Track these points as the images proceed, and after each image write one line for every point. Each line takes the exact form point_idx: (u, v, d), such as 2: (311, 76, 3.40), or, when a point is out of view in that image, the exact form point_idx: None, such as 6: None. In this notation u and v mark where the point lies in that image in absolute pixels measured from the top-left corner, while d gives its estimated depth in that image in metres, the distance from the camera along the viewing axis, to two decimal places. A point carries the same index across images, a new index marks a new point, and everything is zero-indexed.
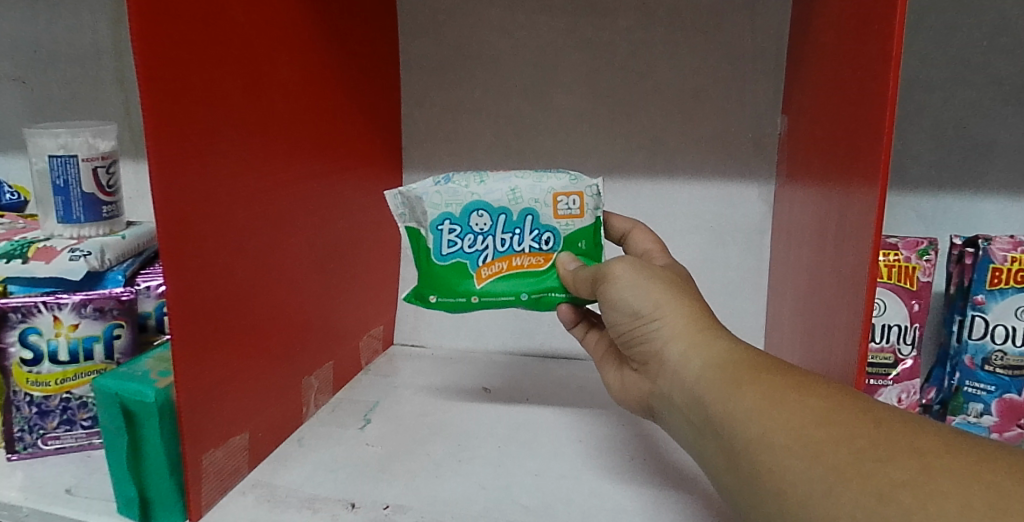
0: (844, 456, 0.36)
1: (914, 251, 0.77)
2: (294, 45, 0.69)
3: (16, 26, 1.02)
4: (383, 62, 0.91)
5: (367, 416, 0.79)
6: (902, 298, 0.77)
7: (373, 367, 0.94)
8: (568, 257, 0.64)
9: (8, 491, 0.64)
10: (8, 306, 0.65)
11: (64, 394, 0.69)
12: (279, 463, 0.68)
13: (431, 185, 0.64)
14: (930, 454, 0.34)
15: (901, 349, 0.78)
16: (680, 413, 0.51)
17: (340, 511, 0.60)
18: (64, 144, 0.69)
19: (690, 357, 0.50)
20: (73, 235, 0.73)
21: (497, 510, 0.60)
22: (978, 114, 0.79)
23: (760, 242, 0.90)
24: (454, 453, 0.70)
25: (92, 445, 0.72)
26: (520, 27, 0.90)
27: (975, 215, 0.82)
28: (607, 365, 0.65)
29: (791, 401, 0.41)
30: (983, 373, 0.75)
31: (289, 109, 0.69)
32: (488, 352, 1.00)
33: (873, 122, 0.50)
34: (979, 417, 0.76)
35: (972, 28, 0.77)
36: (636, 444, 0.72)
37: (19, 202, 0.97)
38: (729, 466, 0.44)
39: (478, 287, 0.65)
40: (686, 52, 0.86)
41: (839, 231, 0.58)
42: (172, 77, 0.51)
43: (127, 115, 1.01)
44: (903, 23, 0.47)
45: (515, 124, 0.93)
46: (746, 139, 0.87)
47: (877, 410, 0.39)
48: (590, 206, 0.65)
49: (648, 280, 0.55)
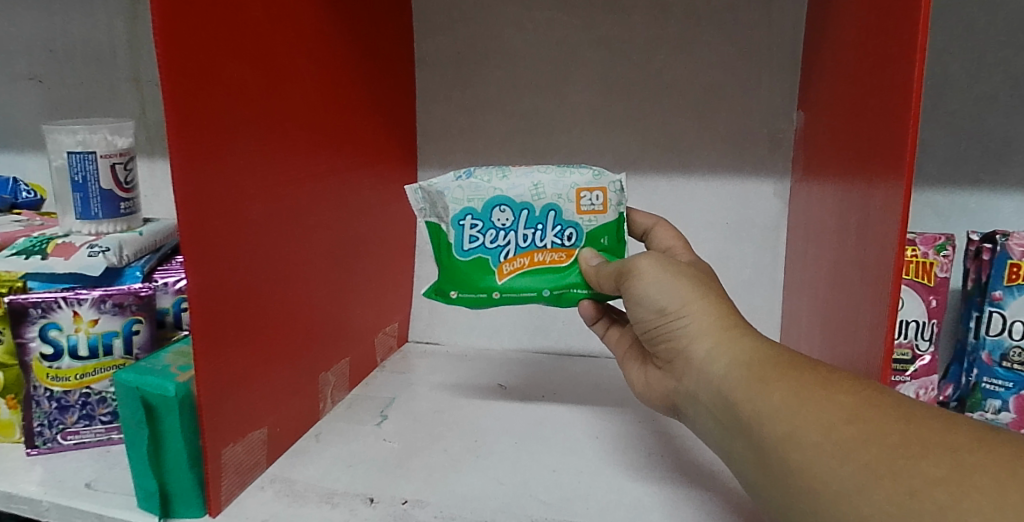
0: (877, 452, 0.36)
1: (932, 246, 0.76)
2: (313, 40, 0.69)
3: (33, 26, 1.03)
4: (399, 58, 0.91)
5: (383, 412, 0.79)
6: (920, 294, 0.76)
7: (389, 364, 0.94)
8: (591, 253, 0.64)
9: (29, 485, 0.64)
10: (28, 301, 0.66)
11: (84, 390, 0.69)
12: (297, 459, 0.69)
13: (452, 180, 0.64)
14: (964, 450, 0.34)
15: (919, 345, 0.77)
16: (707, 410, 0.50)
17: (359, 506, 0.60)
18: (82, 140, 0.70)
19: (717, 354, 0.49)
20: (91, 231, 0.73)
21: (517, 505, 0.60)
22: (998, 109, 0.78)
23: (777, 239, 0.90)
24: (471, 449, 0.70)
25: (111, 440, 0.72)
26: (534, 23, 0.90)
27: (995, 211, 0.81)
28: (630, 363, 0.65)
29: (820, 399, 0.41)
30: (1001, 370, 0.74)
31: (308, 105, 0.69)
32: (503, 349, 1.00)
33: (897, 120, 0.50)
34: (997, 414, 0.75)
35: (989, 23, 0.76)
36: (653, 440, 0.72)
37: (36, 200, 0.98)
38: (758, 464, 0.44)
39: (500, 283, 0.64)
40: (702, 48, 0.86)
41: (861, 228, 0.58)
42: (196, 73, 0.51)
43: (143, 113, 1.01)
44: (927, 19, 0.46)
45: (528, 120, 0.93)
46: (762, 134, 0.87)
47: (906, 405, 0.39)
48: (614, 201, 0.64)
49: (674, 277, 0.54)
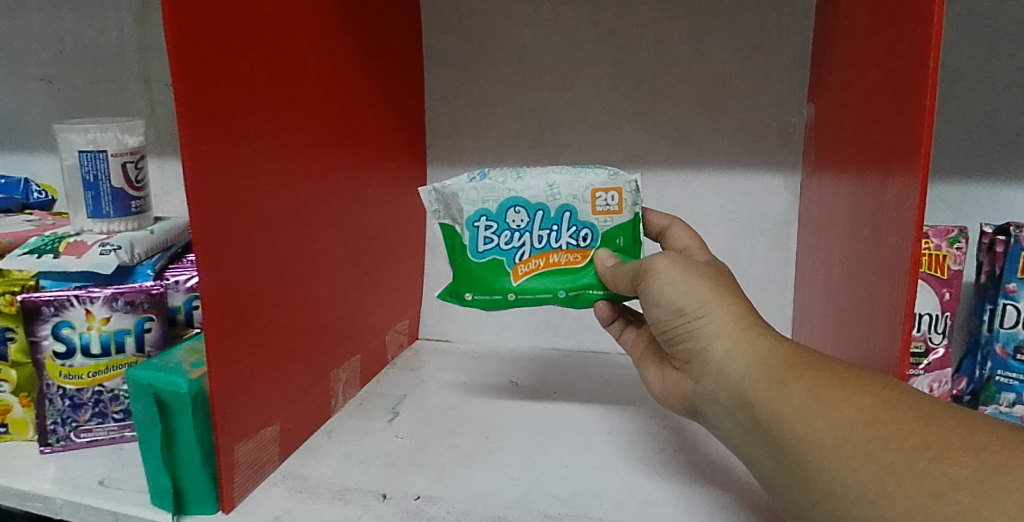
0: (897, 454, 0.36)
1: (945, 238, 0.76)
2: (322, 36, 0.69)
3: (43, 27, 1.03)
4: (407, 54, 0.90)
5: (395, 409, 0.79)
6: (933, 286, 0.76)
7: (399, 361, 0.94)
8: (607, 254, 0.64)
9: (42, 483, 0.65)
10: (41, 300, 0.66)
11: (96, 387, 0.70)
12: (309, 455, 0.69)
13: (466, 181, 0.64)
14: (987, 452, 0.34)
15: (932, 338, 0.77)
16: (725, 411, 0.50)
17: (372, 502, 0.61)
18: (93, 140, 0.70)
19: (735, 355, 0.49)
20: (103, 230, 0.74)
21: (529, 501, 0.60)
22: (1011, 101, 0.78)
23: (788, 234, 0.89)
24: (484, 444, 0.71)
25: (123, 438, 0.72)
26: (541, 17, 0.89)
27: (1008, 204, 0.81)
28: (647, 363, 0.65)
29: (839, 400, 0.41)
30: (1015, 363, 0.74)
31: (318, 102, 0.69)
32: (513, 346, 1.00)
33: (911, 117, 0.49)
34: (1011, 407, 0.74)
35: (1000, 13, 0.76)
36: (667, 436, 0.72)
37: (47, 201, 0.97)
38: (777, 464, 0.44)
39: (515, 284, 0.64)
40: (713, 43, 0.85)
41: (875, 223, 0.58)
42: (206, 70, 0.51)
43: (152, 112, 1.01)
44: (941, 18, 0.46)
45: (537, 115, 0.92)
46: (772, 128, 0.86)
47: (925, 405, 0.39)
48: (629, 202, 0.64)
49: (690, 277, 0.54)
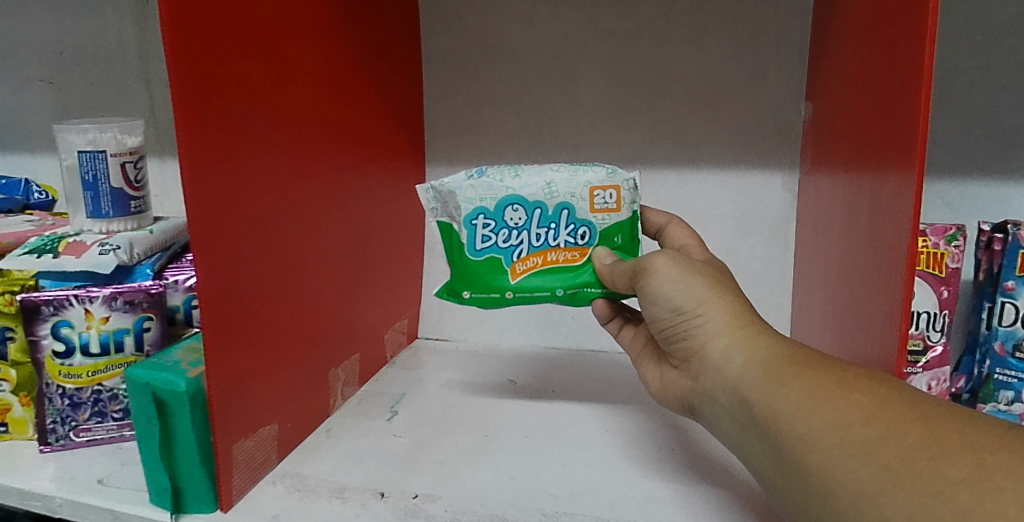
0: (895, 453, 0.36)
1: (943, 237, 0.76)
2: (320, 36, 0.69)
3: (44, 28, 1.03)
4: (406, 54, 0.90)
5: (393, 408, 0.79)
6: (932, 284, 0.76)
7: (398, 360, 0.94)
8: (605, 252, 0.64)
9: (42, 482, 0.65)
10: (40, 299, 0.66)
11: (95, 386, 0.70)
12: (308, 454, 0.69)
13: (464, 179, 0.64)
14: (985, 450, 0.34)
15: (931, 336, 0.77)
16: (724, 410, 0.50)
17: (370, 500, 0.61)
18: (92, 140, 0.70)
19: (733, 353, 0.49)
20: (102, 230, 0.74)
21: (527, 499, 0.60)
22: (1009, 99, 0.78)
23: (787, 233, 0.89)
24: (482, 443, 0.71)
25: (123, 437, 0.72)
26: (540, 17, 0.89)
27: (1006, 202, 0.81)
28: (645, 362, 0.65)
29: (836, 398, 0.41)
30: (1013, 361, 0.74)
31: (316, 102, 0.69)
32: (513, 345, 1.00)
33: (906, 114, 0.49)
34: (1010, 405, 0.74)
35: (996, 11, 0.76)
36: (665, 435, 0.72)
37: (48, 201, 0.98)
38: (775, 462, 0.44)
39: (513, 282, 0.64)
40: (711, 42, 0.85)
41: (872, 220, 0.58)
42: (204, 69, 0.51)
43: (152, 112, 1.01)
44: (936, 16, 0.46)
45: (536, 114, 0.92)
46: (771, 127, 0.86)
47: (924, 404, 0.39)
48: (627, 200, 0.64)
49: (689, 275, 0.54)
